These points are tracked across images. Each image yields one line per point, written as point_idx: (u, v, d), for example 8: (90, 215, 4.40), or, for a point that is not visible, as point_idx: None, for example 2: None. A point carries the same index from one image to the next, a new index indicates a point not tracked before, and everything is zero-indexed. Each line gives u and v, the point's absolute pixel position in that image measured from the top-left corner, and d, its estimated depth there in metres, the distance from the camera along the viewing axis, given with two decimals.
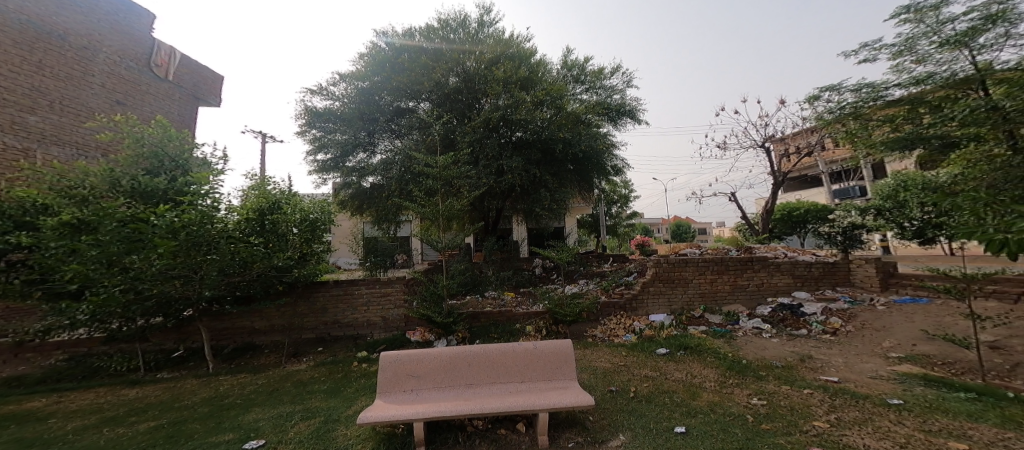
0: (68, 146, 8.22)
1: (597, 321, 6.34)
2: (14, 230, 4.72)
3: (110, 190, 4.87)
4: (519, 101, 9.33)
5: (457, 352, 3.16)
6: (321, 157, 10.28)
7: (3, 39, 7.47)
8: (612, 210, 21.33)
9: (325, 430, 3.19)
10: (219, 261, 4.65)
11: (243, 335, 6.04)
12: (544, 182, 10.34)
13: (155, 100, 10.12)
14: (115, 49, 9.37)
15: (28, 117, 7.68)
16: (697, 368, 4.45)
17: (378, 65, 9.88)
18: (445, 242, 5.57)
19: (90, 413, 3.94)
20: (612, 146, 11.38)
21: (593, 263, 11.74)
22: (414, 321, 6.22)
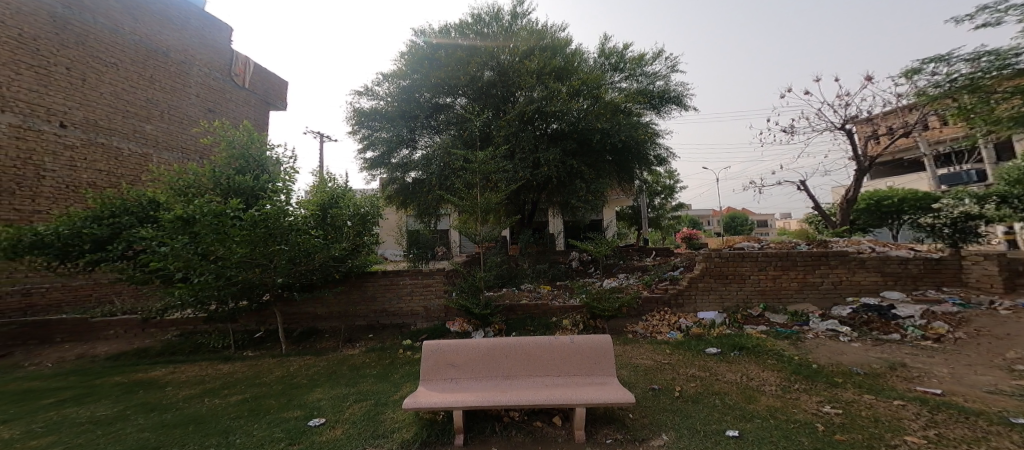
0: (175, 150, 10.19)
1: (639, 317, 6.19)
2: (139, 224, 5.62)
3: (212, 188, 5.61)
4: (555, 92, 9.19)
5: (495, 344, 3.22)
6: (369, 154, 10.81)
7: (124, 59, 9.17)
8: (656, 202, 20.35)
9: (375, 413, 3.38)
10: (288, 251, 5.05)
11: (308, 320, 6.56)
12: (580, 173, 10.05)
13: (237, 106, 11.95)
14: (206, 62, 11.09)
15: (146, 126, 9.58)
16: (755, 370, 4.19)
17: (417, 63, 10.19)
18: (481, 235, 5.69)
19: (196, 384, 4.49)
20: (655, 135, 10.91)
21: (634, 256, 11.41)
22: (454, 312, 6.41)
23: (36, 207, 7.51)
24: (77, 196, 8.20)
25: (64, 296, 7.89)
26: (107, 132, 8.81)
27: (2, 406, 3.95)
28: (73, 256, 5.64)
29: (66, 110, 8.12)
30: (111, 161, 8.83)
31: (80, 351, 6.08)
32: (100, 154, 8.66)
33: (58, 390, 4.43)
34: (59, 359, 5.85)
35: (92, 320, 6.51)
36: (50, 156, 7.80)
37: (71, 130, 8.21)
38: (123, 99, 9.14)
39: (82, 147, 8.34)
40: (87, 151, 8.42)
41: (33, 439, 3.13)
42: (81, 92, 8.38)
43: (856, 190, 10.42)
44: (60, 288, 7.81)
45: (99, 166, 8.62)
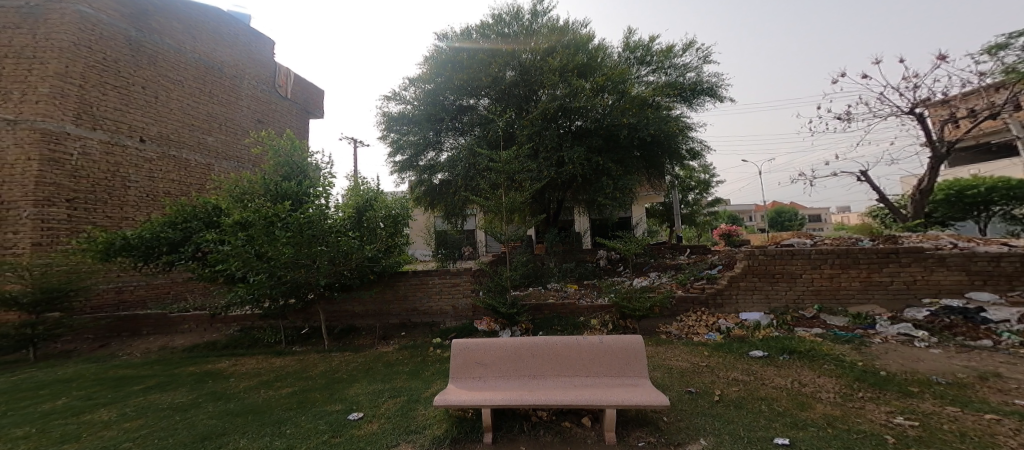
0: (233, 160, 11.04)
1: (674, 318, 6.00)
2: (205, 228, 6.13)
3: (262, 193, 6.02)
4: (579, 88, 9.09)
5: (522, 343, 3.23)
6: (399, 158, 11.11)
7: (188, 76, 9.95)
8: (689, 198, 19.50)
9: (408, 409, 3.48)
10: (328, 252, 5.30)
11: (347, 318, 6.84)
12: (606, 170, 9.84)
13: (281, 116, 12.78)
14: (255, 76, 11.89)
15: (208, 138, 10.39)
16: (808, 375, 3.94)
17: (440, 66, 10.32)
18: (507, 235, 5.69)
19: (252, 376, 4.81)
20: (687, 128, 10.51)
21: (667, 254, 11.05)
22: (482, 311, 6.50)
23: (126, 214, 8.43)
24: (156, 205, 9.06)
25: (148, 293, 8.52)
26: (177, 145, 9.64)
27: (104, 390, 4.42)
28: (155, 258, 6.09)
29: (143, 126, 8.94)
30: (181, 172, 9.67)
31: (162, 342, 6.65)
32: (173, 165, 9.51)
33: (145, 377, 4.89)
34: (145, 350, 6.43)
35: (172, 315, 7.03)
36: (133, 169, 8.66)
37: (149, 144, 9.04)
38: (189, 114, 9.94)
39: (158, 159, 9.19)
40: (162, 163, 9.26)
41: (118, 423, 3.46)
42: (155, 109, 9.20)
43: (932, 180, 9.40)
44: (146, 287, 8.43)
45: (173, 176, 9.46)
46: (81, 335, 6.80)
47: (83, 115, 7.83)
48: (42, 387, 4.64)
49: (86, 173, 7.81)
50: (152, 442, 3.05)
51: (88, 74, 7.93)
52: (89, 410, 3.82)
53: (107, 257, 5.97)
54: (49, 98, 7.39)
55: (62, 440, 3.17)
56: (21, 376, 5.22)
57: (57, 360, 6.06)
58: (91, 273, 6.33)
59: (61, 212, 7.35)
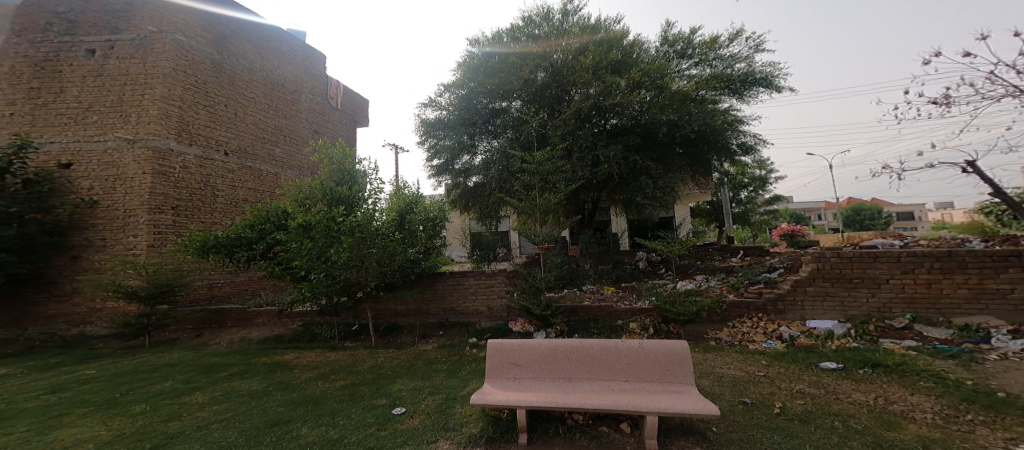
0: (296, 168, 11.99)
1: (725, 323, 5.66)
2: (275, 229, 6.68)
3: (319, 198, 6.51)
4: (614, 86, 8.87)
5: (556, 344, 3.19)
6: (436, 162, 11.40)
7: (260, 93, 10.98)
8: (741, 196, 18.07)
9: (446, 407, 3.56)
10: (376, 253, 5.60)
11: (391, 316, 7.14)
12: (645, 169, 9.44)
13: (333, 125, 13.71)
14: (312, 89, 12.84)
15: (275, 149, 11.36)
16: (900, 392, 3.52)
17: (472, 71, 10.48)
18: (542, 236, 5.63)
19: (311, 368, 5.17)
20: (738, 122, 9.86)
21: (715, 256, 10.43)
22: (516, 312, 6.53)
23: (215, 220, 9.37)
24: (238, 211, 10.04)
25: (232, 290, 9.40)
26: (253, 157, 10.64)
27: (196, 375, 4.99)
28: (236, 255, 6.64)
29: (227, 140, 9.98)
30: (256, 181, 10.66)
31: (242, 334, 7.33)
32: (250, 175, 10.50)
33: (228, 365, 5.44)
34: (229, 341, 7.15)
35: (250, 309, 7.67)
36: (221, 179, 9.68)
37: (231, 157, 10.06)
38: (261, 127, 10.96)
39: (239, 170, 10.21)
40: (242, 173, 10.27)
41: (204, 407, 3.87)
42: (235, 124, 10.23)
43: None
44: (231, 283, 9.31)
45: (250, 186, 10.45)
46: (183, 325, 7.68)
47: (183, 132, 8.91)
48: (149, 370, 5.30)
49: (185, 184, 8.86)
50: (231, 425, 3.37)
51: (185, 96, 9.02)
52: (186, 393, 4.32)
53: (202, 254, 6.54)
54: (157, 119, 8.49)
55: (161, 419, 3.59)
56: (136, 360, 6.00)
57: (164, 346, 6.95)
58: (186, 271, 7.19)
59: (166, 218, 8.37)
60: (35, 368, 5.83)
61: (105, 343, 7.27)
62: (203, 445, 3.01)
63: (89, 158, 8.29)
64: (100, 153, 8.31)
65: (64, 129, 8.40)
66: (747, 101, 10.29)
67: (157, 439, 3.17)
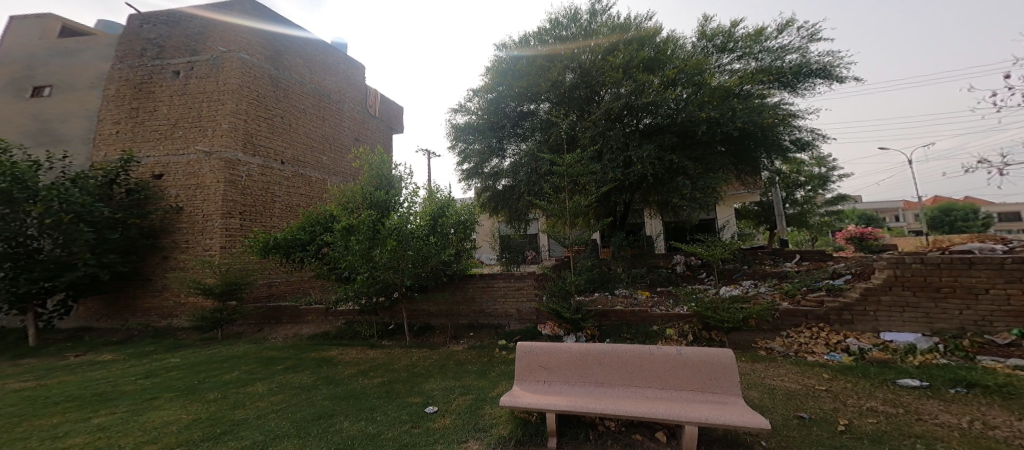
0: (340, 174, 12.76)
1: (779, 332, 5.28)
2: (321, 231, 7.12)
3: (360, 203, 6.88)
4: (646, 84, 8.49)
5: (586, 349, 3.12)
6: (466, 166, 11.56)
7: (311, 105, 11.82)
8: (796, 196, 16.52)
9: (476, 407, 3.60)
10: (414, 255, 5.84)
11: (423, 317, 7.32)
12: (682, 169, 8.94)
13: (371, 133, 14.46)
14: (353, 99, 13.64)
15: (323, 156, 12.17)
16: (996, 416, 3.09)
17: (500, 76, 10.54)
18: (572, 239, 5.54)
19: (353, 365, 5.44)
20: (791, 116, 9.14)
21: (765, 261, 9.73)
22: (545, 316, 6.49)
23: (272, 223, 10.18)
24: (292, 215, 10.81)
25: (288, 288, 10.12)
26: (304, 165, 11.45)
27: (257, 367, 5.42)
28: (293, 254, 7.15)
29: (284, 150, 10.82)
30: (307, 187, 11.45)
31: (294, 330, 7.86)
32: (302, 182, 11.30)
33: (282, 359, 5.87)
34: (283, 336, 7.70)
35: (301, 307, 8.21)
36: (279, 186, 10.49)
37: (287, 166, 10.88)
38: (312, 137, 11.79)
39: (294, 177, 11.02)
40: (296, 181, 11.08)
41: (262, 397, 4.19)
42: (290, 135, 11.07)
43: None
44: (286, 282, 10.03)
45: (302, 192, 11.25)
46: (248, 320, 8.35)
47: (248, 144, 9.77)
48: (217, 361, 5.84)
49: (250, 191, 9.69)
50: (285, 416, 3.62)
51: (249, 110, 9.88)
52: (248, 383, 4.71)
53: (264, 253, 7.11)
54: (228, 132, 9.37)
55: (228, 407, 3.93)
56: (210, 351, 6.64)
57: (232, 339, 7.64)
58: (249, 270, 7.84)
59: (236, 222, 9.22)
60: (127, 355, 6.62)
61: (188, 335, 8.11)
62: (260, 434, 3.25)
63: (174, 169, 9.33)
64: (185, 165, 9.32)
65: (157, 143, 9.53)
66: (800, 94, 9.49)
67: (224, 425, 3.47)
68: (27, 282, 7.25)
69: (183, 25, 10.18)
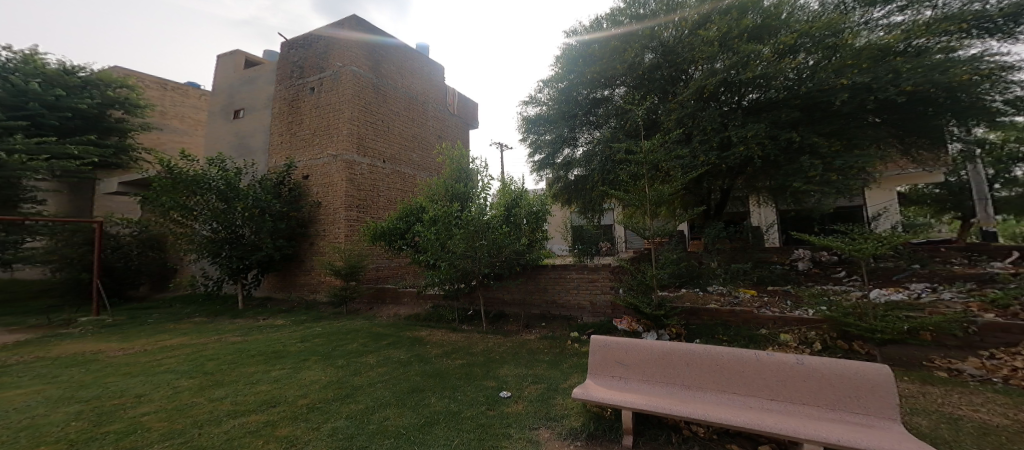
0: (428, 170, 13.80)
1: (976, 352, 4.14)
2: (408, 220, 7.87)
3: (442, 196, 7.45)
4: (751, 55, 7.36)
5: (672, 348, 2.95)
6: (537, 157, 11.14)
7: (403, 108, 12.96)
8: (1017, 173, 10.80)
9: (548, 397, 3.64)
10: (487, 245, 6.13)
11: (498, 304, 7.63)
12: (811, 147, 7.62)
13: (452, 130, 15.36)
14: (436, 99, 14.59)
15: (413, 154, 13.27)
16: None
17: (571, 63, 10.05)
18: (652, 230, 5.22)
19: (440, 345, 5.89)
20: (1005, 67, 6.73)
21: (950, 258, 7.77)
22: (621, 310, 6.24)
23: (377, 216, 11.47)
24: (391, 208, 12.01)
25: (390, 273, 11.33)
26: (400, 163, 12.63)
27: (368, 341, 6.23)
28: (391, 243, 7.92)
29: (385, 151, 12.07)
30: (403, 183, 12.61)
31: (393, 310, 8.81)
32: (399, 179, 12.47)
33: (387, 335, 6.66)
34: (386, 314, 8.70)
35: (397, 289, 9.17)
36: (383, 182, 11.78)
37: (387, 165, 12.10)
38: (405, 137, 12.95)
39: (394, 174, 12.25)
40: (394, 178, 12.28)
41: (370, 367, 4.80)
42: (390, 136, 12.29)
43: None
44: (388, 267, 11.24)
45: (399, 187, 12.41)
46: (362, 299, 9.56)
47: (361, 146, 11.13)
48: (340, 333, 6.85)
49: (362, 188, 11.03)
50: (388, 386, 4.12)
51: (360, 116, 11.19)
52: (362, 354, 5.43)
53: (373, 241, 8.11)
54: (347, 137, 10.79)
55: (349, 373, 4.60)
56: (336, 323, 7.85)
57: (352, 314, 8.90)
58: (359, 256, 8.99)
59: (355, 215, 10.65)
60: (278, 323, 8.16)
61: (324, 308, 9.65)
62: (370, 400, 3.74)
63: (314, 171, 11.10)
64: (321, 167, 10.98)
65: (305, 150, 11.41)
66: None
67: (347, 389, 4.07)
68: (238, 260, 9.63)
69: (312, 47, 11.92)
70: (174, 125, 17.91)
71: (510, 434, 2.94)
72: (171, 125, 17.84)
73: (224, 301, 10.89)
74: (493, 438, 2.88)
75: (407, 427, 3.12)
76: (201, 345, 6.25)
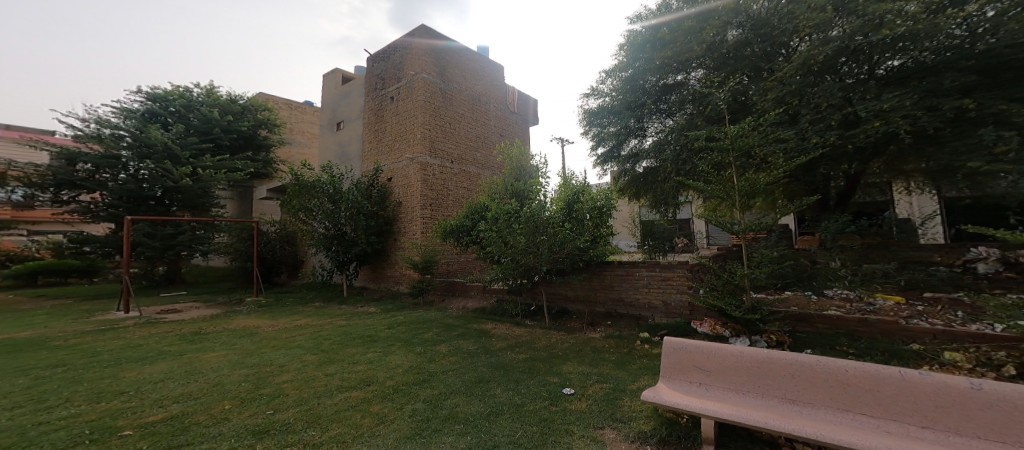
0: (492, 168, 14.12)
1: None
2: (472, 217, 8.18)
3: (505, 193, 7.62)
4: (887, 14, 6.14)
5: (772, 357, 2.66)
6: (600, 150, 10.56)
7: (468, 109, 13.44)
8: None
9: (613, 397, 3.51)
10: (547, 240, 6.13)
11: (561, 301, 7.60)
12: (996, 116, 5.90)
13: (513, 128, 15.54)
14: (497, 99, 14.85)
15: (478, 154, 13.70)
16: None
17: (637, 49, 9.21)
18: (743, 224, 4.60)
19: (504, 339, 6.03)
20: None
21: None
22: (701, 311, 5.75)
23: (447, 213, 12.11)
24: (458, 206, 12.57)
25: (460, 267, 11.91)
26: (466, 163, 13.13)
27: (441, 331, 6.63)
28: (460, 238, 8.28)
29: (453, 152, 12.68)
30: (469, 182, 13.10)
31: (462, 303, 9.24)
32: (465, 178, 12.97)
33: (457, 326, 7.03)
34: (457, 306, 9.15)
35: (463, 283, 9.59)
36: (451, 181, 12.40)
37: (455, 165, 12.67)
38: (471, 137, 13.43)
39: (461, 174, 12.80)
40: (462, 177, 12.83)
41: (443, 356, 5.14)
42: (456, 137, 12.85)
43: None
44: (459, 262, 11.84)
45: (465, 186, 12.93)
46: (436, 292, 10.18)
47: (432, 148, 11.86)
48: (415, 322, 7.39)
49: (434, 188, 11.74)
50: (458, 375, 4.35)
51: (430, 121, 11.88)
52: (437, 343, 5.82)
53: (443, 237, 8.56)
54: (421, 141, 11.58)
55: (426, 360, 4.97)
56: (414, 313, 8.52)
57: (426, 305, 9.54)
58: (431, 252, 9.61)
59: (429, 212, 11.42)
60: (369, 310, 9.14)
61: (404, 299, 10.53)
62: (443, 386, 4.00)
63: (395, 173, 12.13)
64: (402, 169, 11.91)
65: (389, 155, 12.48)
66: None
67: (423, 375, 4.38)
68: (344, 255, 10.96)
69: (391, 59, 12.96)
70: (300, 139, 21.11)
71: (573, 431, 2.91)
72: (298, 140, 21.03)
73: (332, 288, 12.57)
74: (556, 434, 2.87)
75: (473, 415, 3.26)
76: (320, 326, 7.29)
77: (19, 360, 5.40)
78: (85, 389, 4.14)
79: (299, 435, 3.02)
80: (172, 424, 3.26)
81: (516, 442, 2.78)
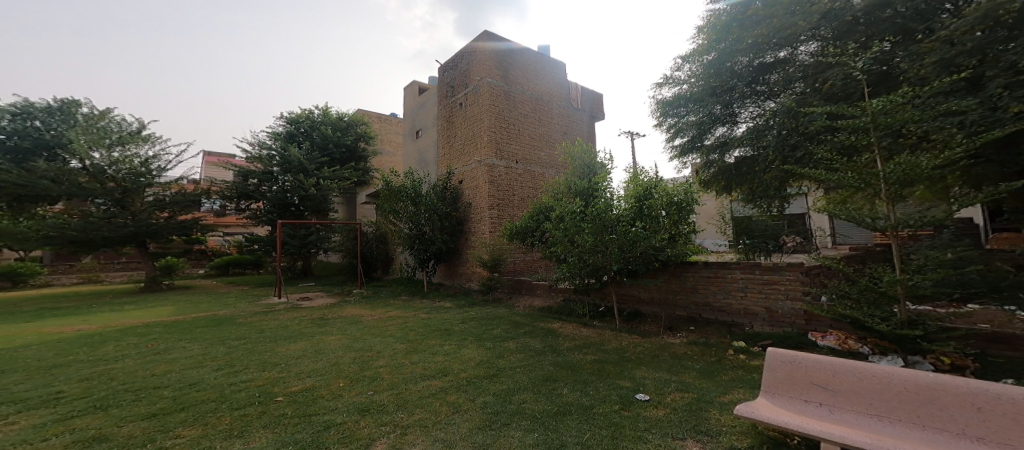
0: (556, 166, 13.99)
1: None
2: (538, 216, 8.17)
3: (571, 192, 7.50)
4: None
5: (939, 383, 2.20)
6: (678, 141, 9.72)
7: (532, 109, 13.50)
8: None
9: (697, 408, 3.25)
10: (617, 240, 5.88)
11: (636, 303, 7.28)
12: None
13: (576, 125, 15.28)
14: (560, 97, 14.69)
15: (543, 153, 13.69)
16: None
17: (724, 30, 8.15)
18: (889, 220, 3.96)
19: (573, 339, 5.94)
20: None
21: None
22: (818, 321, 5.10)
23: (513, 213, 12.29)
24: (524, 206, 12.70)
25: (526, 267, 12.01)
26: (531, 163, 13.20)
27: (510, 328, 6.77)
28: (526, 237, 8.34)
29: (518, 152, 12.83)
30: (534, 182, 13.15)
31: (529, 301, 9.31)
32: (530, 178, 13.05)
33: (524, 324, 7.12)
34: (525, 305, 9.23)
35: (529, 282, 9.68)
36: (517, 182, 12.56)
37: (520, 165, 12.81)
38: (535, 136, 13.48)
39: (526, 174, 12.91)
40: (527, 177, 12.93)
41: (512, 352, 5.24)
42: (521, 138, 12.99)
43: None
44: (526, 262, 11.95)
45: (529, 185, 12.99)
46: (504, 290, 10.39)
47: (499, 150, 12.13)
48: (485, 319, 7.63)
49: (501, 189, 12.01)
50: (526, 372, 4.40)
51: (495, 123, 12.16)
52: (507, 339, 5.95)
53: (510, 238, 8.69)
54: (489, 144, 11.94)
55: (496, 355, 5.11)
56: (486, 310, 8.82)
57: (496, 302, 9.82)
58: (495, 251, 9.90)
59: (497, 213, 11.73)
60: (445, 305, 9.68)
61: (475, 295, 10.97)
62: (512, 381, 4.08)
63: (466, 175, 12.63)
64: (472, 172, 12.34)
65: (461, 158, 12.99)
66: None
67: (492, 370, 4.51)
68: (427, 254, 11.75)
69: (460, 67, 13.50)
70: (388, 149, 23.20)
71: (648, 440, 2.77)
72: (387, 149, 23.17)
73: (416, 284, 13.63)
74: (628, 440, 2.76)
75: (542, 413, 3.27)
76: (406, 318, 7.92)
77: (212, 332, 6.85)
78: (256, 358, 5.09)
79: (392, 416, 3.31)
80: (304, 395, 3.79)
81: (585, 444, 2.73)
